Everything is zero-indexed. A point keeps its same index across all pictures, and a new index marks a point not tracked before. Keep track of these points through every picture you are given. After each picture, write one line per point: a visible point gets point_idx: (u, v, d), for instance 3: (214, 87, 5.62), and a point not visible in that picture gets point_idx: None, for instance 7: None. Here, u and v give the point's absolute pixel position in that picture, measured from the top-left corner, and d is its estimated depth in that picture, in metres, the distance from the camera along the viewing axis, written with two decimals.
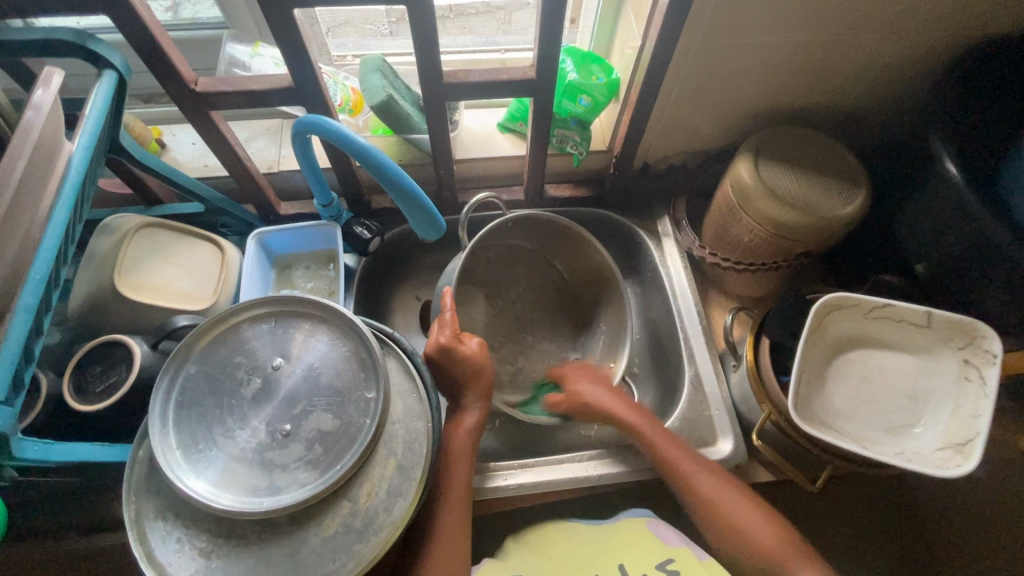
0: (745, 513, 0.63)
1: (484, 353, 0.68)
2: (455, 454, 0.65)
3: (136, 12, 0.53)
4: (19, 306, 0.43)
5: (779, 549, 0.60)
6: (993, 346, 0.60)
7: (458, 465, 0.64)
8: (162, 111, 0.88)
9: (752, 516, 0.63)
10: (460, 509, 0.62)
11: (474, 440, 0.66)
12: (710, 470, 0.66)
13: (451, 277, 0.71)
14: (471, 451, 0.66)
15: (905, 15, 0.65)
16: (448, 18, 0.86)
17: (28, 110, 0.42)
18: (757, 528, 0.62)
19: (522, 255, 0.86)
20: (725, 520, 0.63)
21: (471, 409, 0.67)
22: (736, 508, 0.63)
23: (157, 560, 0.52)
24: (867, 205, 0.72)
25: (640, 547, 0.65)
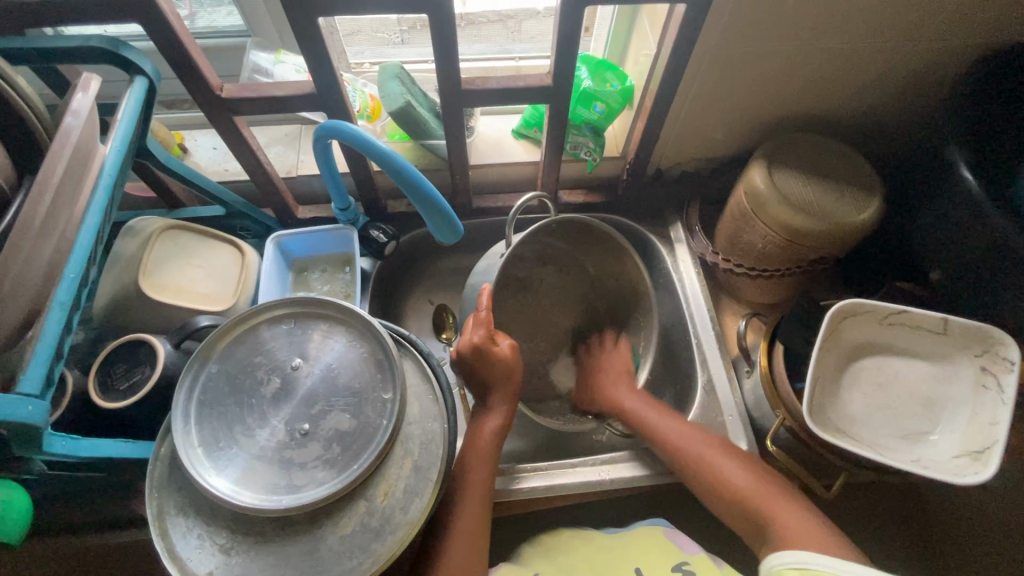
0: (723, 460, 0.65)
1: (516, 355, 0.68)
2: (473, 458, 0.65)
3: (167, 20, 0.55)
4: (55, 302, 0.44)
5: (760, 492, 0.61)
6: (1010, 353, 0.60)
7: (478, 469, 0.65)
8: (185, 116, 0.90)
9: (731, 463, 0.64)
10: (477, 511, 0.62)
11: (497, 442, 0.67)
12: (679, 423, 0.70)
13: (489, 273, 0.70)
14: (492, 455, 0.66)
15: (918, 24, 0.66)
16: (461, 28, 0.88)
17: (67, 115, 0.44)
18: (736, 474, 0.63)
19: (555, 254, 0.86)
20: (699, 466, 0.65)
21: (495, 411, 0.68)
22: (712, 456, 0.65)
23: (178, 556, 0.52)
24: (882, 212, 0.72)
25: (656, 552, 0.65)
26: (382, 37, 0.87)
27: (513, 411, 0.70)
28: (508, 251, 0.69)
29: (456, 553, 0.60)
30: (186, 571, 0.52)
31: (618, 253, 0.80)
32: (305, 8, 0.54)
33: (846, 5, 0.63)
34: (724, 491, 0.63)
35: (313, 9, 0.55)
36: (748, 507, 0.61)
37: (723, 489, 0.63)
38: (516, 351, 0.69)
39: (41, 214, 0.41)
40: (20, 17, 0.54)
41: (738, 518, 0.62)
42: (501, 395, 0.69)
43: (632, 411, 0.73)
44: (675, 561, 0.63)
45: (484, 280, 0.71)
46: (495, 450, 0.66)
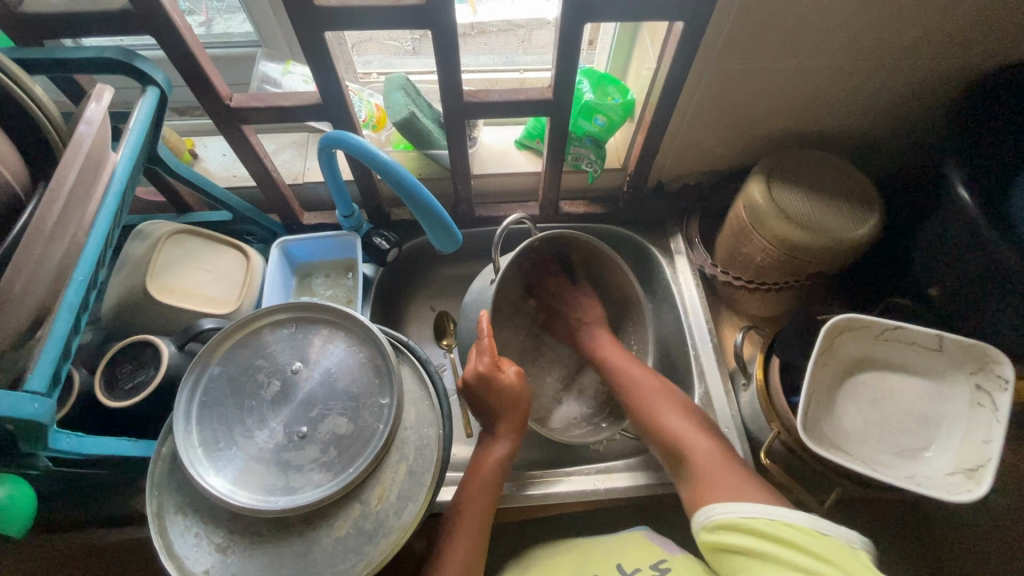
0: (672, 412, 0.69)
1: (522, 383, 0.68)
2: (478, 479, 0.66)
3: (179, 33, 0.57)
4: (63, 304, 0.45)
5: (693, 442, 0.66)
6: (1004, 372, 0.59)
7: (478, 493, 0.65)
8: (196, 123, 0.92)
9: (672, 412, 0.69)
10: (475, 533, 0.63)
11: (502, 470, 0.67)
12: (648, 377, 0.74)
13: (484, 300, 0.71)
14: (494, 481, 0.66)
15: (915, 44, 0.67)
16: (470, 36, 0.90)
17: (81, 124, 0.45)
18: (681, 425, 0.67)
19: (540, 271, 0.87)
20: (655, 418, 0.69)
21: (502, 440, 0.68)
22: (661, 405, 0.70)
23: (175, 554, 0.53)
24: (880, 228, 0.73)
25: (639, 552, 0.65)
26: (396, 45, 0.89)
27: (518, 439, 0.69)
28: (498, 275, 0.69)
29: (451, 559, 0.62)
30: (182, 569, 0.53)
31: (605, 262, 0.81)
32: (312, 22, 0.56)
33: (843, 23, 0.64)
34: (662, 434, 0.68)
35: (319, 24, 0.56)
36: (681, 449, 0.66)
37: (667, 434, 0.67)
38: (522, 379, 0.69)
39: (52, 219, 0.42)
40: (38, 28, 0.56)
41: (671, 459, 0.67)
42: (506, 421, 0.68)
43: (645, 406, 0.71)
44: (655, 559, 0.64)
45: (479, 308, 0.71)
46: (503, 468, 0.67)
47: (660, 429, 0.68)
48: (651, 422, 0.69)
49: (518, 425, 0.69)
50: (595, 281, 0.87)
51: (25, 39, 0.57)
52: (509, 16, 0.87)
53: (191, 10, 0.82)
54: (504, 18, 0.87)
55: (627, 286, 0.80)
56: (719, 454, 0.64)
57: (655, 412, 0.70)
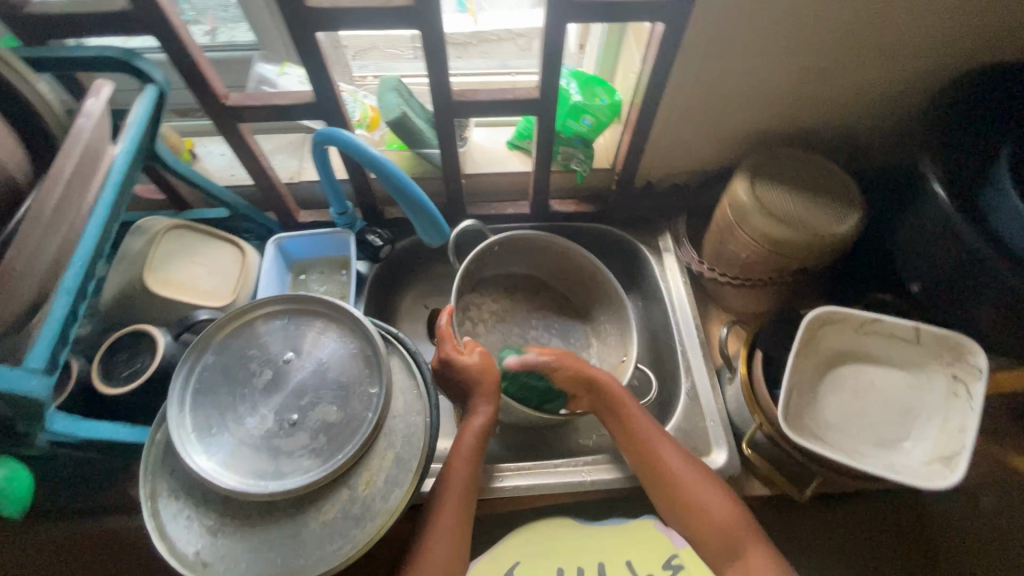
0: (706, 493, 0.65)
1: (487, 360, 0.71)
2: (458, 452, 0.67)
3: (178, 34, 0.59)
4: (61, 288, 0.47)
5: (740, 529, 0.64)
6: (979, 361, 0.61)
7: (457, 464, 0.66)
8: (196, 124, 0.95)
9: (707, 495, 0.65)
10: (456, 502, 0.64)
11: (479, 442, 0.68)
12: (679, 453, 0.68)
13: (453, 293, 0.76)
14: (473, 456, 0.67)
15: (891, 45, 0.69)
16: (472, 44, 0.94)
17: (80, 118, 0.48)
18: (722, 511, 0.64)
19: (520, 281, 0.91)
20: (699, 501, 0.65)
21: (480, 411, 0.69)
22: (704, 487, 0.66)
23: (167, 535, 0.55)
24: (861, 225, 0.74)
25: (646, 546, 0.67)
26: (395, 53, 0.91)
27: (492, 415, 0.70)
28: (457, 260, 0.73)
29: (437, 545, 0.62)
30: (173, 550, 0.54)
31: (568, 254, 0.86)
32: (305, 23, 0.58)
33: (820, 24, 0.66)
34: (696, 518, 0.65)
35: (311, 24, 0.59)
36: (719, 538, 0.64)
37: (704, 519, 0.64)
38: (488, 357, 0.71)
39: (52, 205, 0.44)
40: (43, 28, 0.58)
41: (704, 544, 0.65)
42: (479, 393, 0.69)
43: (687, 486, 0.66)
44: (666, 556, 0.66)
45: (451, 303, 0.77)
46: (483, 433, 0.68)
47: (693, 516, 0.65)
48: (682, 508, 0.66)
49: (494, 399, 0.70)
50: (568, 283, 0.90)
51: (31, 38, 0.59)
52: (509, 25, 0.91)
53: (198, 19, 0.86)
54: (504, 27, 0.91)
55: (596, 270, 0.85)
56: (757, 542, 0.64)
57: (689, 499, 0.65)
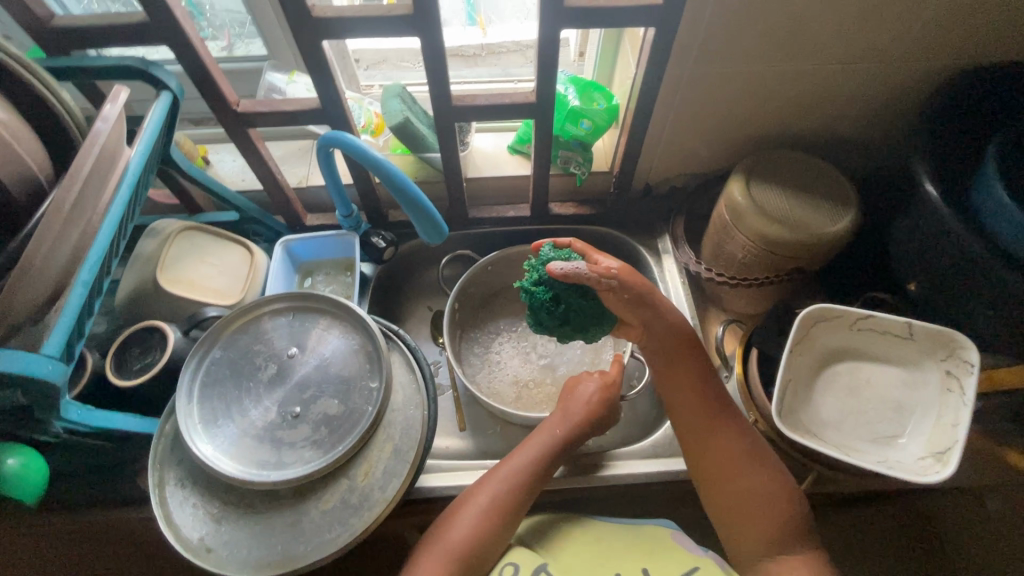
0: (753, 484, 0.61)
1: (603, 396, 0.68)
2: (486, 480, 0.62)
3: (190, 44, 0.62)
4: (78, 281, 0.50)
5: (785, 527, 0.59)
6: (970, 356, 0.62)
7: (497, 486, 0.62)
8: (209, 132, 0.98)
9: (755, 483, 0.61)
10: (480, 520, 0.60)
11: (517, 475, 0.62)
12: (739, 438, 0.63)
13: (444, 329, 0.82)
14: (520, 486, 0.62)
15: (882, 48, 0.70)
16: (482, 56, 0.99)
17: (98, 121, 0.50)
18: (770, 505, 0.60)
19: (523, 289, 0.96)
20: (747, 488, 0.61)
21: (543, 441, 0.65)
22: (753, 473, 0.61)
23: (174, 521, 0.57)
24: (856, 224, 0.75)
25: (665, 555, 0.65)
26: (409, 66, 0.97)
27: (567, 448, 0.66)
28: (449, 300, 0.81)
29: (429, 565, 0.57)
30: (179, 536, 0.56)
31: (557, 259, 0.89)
32: (311, 33, 0.61)
33: (809, 28, 0.68)
34: (740, 505, 0.61)
35: (315, 33, 0.62)
36: (762, 531, 0.59)
37: (749, 510, 0.60)
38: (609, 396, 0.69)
39: (70, 202, 0.47)
40: (66, 40, 0.62)
41: (745, 536, 0.60)
42: (551, 424, 0.67)
43: (736, 469, 0.62)
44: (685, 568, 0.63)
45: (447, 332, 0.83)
46: (541, 463, 0.63)
47: (739, 505, 0.61)
48: (725, 495, 0.62)
49: (568, 432, 0.66)
50: None
51: (55, 49, 0.63)
52: (518, 37, 0.96)
53: (214, 36, 0.91)
54: (512, 39, 0.96)
55: None
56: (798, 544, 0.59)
57: (737, 486, 0.61)
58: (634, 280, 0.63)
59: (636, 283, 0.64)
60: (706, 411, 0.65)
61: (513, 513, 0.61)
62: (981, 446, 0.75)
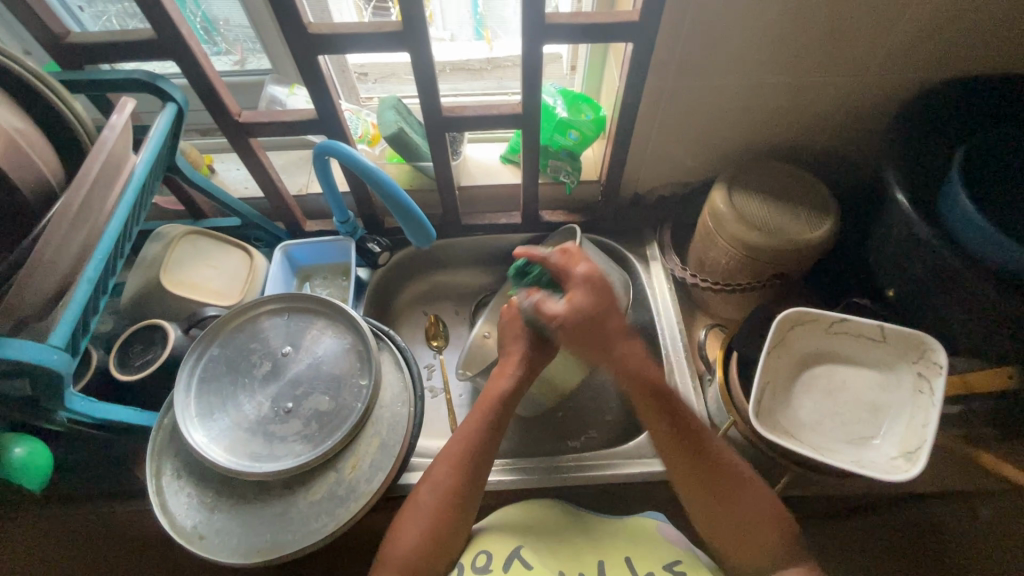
0: (744, 505, 0.61)
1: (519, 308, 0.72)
2: (442, 466, 0.65)
3: (196, 60, 0.66)
4: (83, 278, 0.54)
5: (776, 545, 0.60)
6: (939, 358, 0.64)
7: (433, 489, 0.63)
8: (215, 143, 1.03)
9: (746, 503, 0.61)
10: (423, 525, 0.62)
11: (468, 462, 0.64)
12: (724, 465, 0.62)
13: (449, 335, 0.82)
14: (455, 484, 0.63)
15: (857, 61, 0.73)
16: (485, 70, 1.03)
17: (105, 128, 0.54)
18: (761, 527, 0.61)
19: None
20: (734, 509, 0.61)
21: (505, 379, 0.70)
22: (740, 493, 0.62)
23: (169, 510, 0.60)
24: (835, 232, 0.77)
25: (649, 547, 0.65)
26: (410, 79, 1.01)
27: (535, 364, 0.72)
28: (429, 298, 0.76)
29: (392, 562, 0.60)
30: (174, 523, 0.59)
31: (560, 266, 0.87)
32: (308, 49, 0.65)
33: (782, 43, 0.71)
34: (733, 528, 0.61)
35: (312, 48, 0.65)
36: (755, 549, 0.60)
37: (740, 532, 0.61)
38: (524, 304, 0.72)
39: (78, 204, 0.51)
40: (80, 55, 0.66)
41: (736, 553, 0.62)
42: (478, 412, 0.68)
43: (728, 492, 0.61)
44: (668, 560, 0.64)
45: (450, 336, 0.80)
46: (471, 455, 0.64)
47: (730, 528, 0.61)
48: (719, 517, 0.61)
49: (491, 417, 0.67)
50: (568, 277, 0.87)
51: (69, 63, 0.67)
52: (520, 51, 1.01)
53: (227, 51, 0.96)
54: (514, 52, 1.00)
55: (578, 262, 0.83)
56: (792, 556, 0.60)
57: (721, 513, 0.61)
58: (581, 328, 0.65)
59: (585, 329, 0.65)
60: (691, 438, 0.63)
61: (455, 512, 0.62)
62: (964, 451, 0.76)
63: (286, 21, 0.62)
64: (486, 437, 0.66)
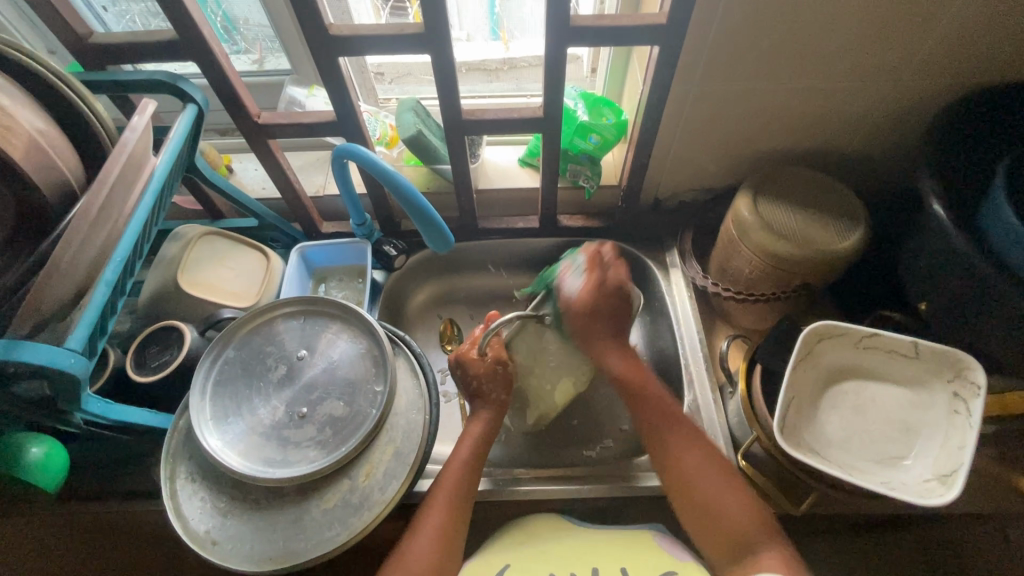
0: (706, 480, 0.64)
1: (469, 350, 0.73)
2: (434, 499, 0.65)
3: (216, 59, 0.66)
4: (102, 280, 0.54)
5: (743, 520, 0.61)
6: (977, 377, 0.61)
7: (420, 534, 0.62)
8: (233, 142, 1.03)
9: (705, 476, 0.64)
10: None
11: (463, 491, 0.66)
12: (692, 449, 0.66)
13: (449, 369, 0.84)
14: (441, 524, 0.63)
15: (891, 66, 0.70)
16: (502, 70, 1.02)
17: (126, 130, 0.54)
18: (730, 504, 0.62)
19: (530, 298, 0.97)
20: (687, 476, 0.65)
21: (479, 419, 0.71)
22: (697, 463, 0.65)
23: (182, 514, 0.60)
24: (865, 242, 0.75)
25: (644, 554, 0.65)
26: (427, 78, 1.00)
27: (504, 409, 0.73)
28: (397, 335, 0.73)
29: None
30: (186, 528, 0.59)
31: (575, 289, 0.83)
32: (328, 50, 0.65)
33: (813, 47, 0.68)
34: (705, 515, 0.63)
35: (333, 50, 0.65)
36: (726, 535, 0.61)
37: (704, 508, 0.63)
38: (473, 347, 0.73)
39: (98, 207, 0.50)
40: (102, 56, 0.66)
41: (708, 536, 0.62)
42: (464, 443, 0.69)
43: (681, 461, 0.66)
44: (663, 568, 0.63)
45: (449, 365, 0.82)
46: (460, 489, 0.66)
47: (702, 516, 0.63)
48: (682, 490, 0.65)
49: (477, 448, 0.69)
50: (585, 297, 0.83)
51: (91, 63, 0.67)
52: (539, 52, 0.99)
53: (245, 50, 0.96)
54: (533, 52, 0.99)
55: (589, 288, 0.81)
56: (767, 539, 0.59)
57: (682, 488, 0.65)
58: (598, 301, 0.72)
59: (599, 303, 0.72)
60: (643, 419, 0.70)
61: (446, 557, 0.62)
62: (1000, 474, 0.73)
63: (307, 22, 0.61)
64: (466, 482, 0.67)
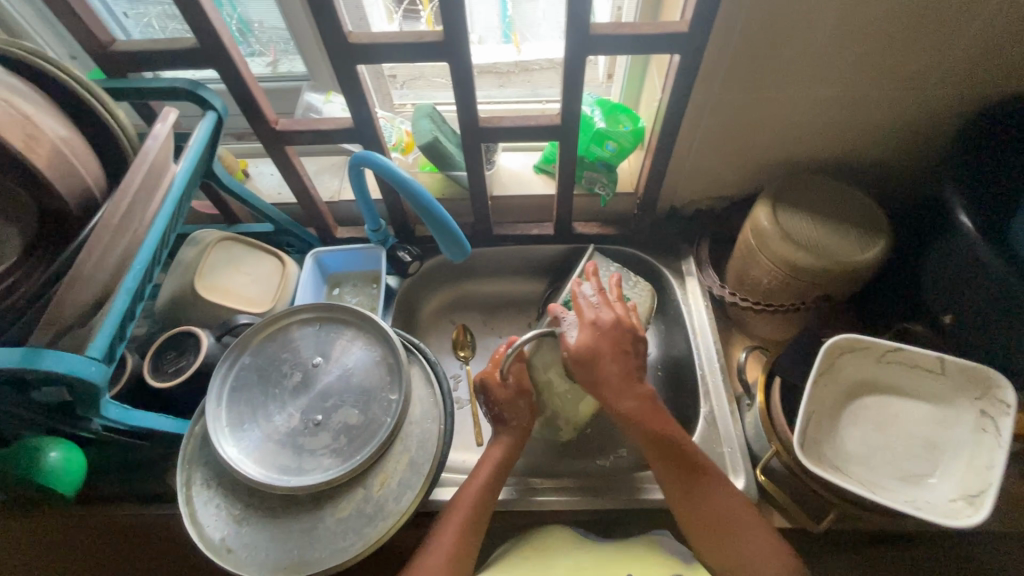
0: (744, 538, 0.60)
1: (494, 375, 0.71)
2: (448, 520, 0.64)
3: (236, 66, 0.66)
4: (122, 288, 0.54)
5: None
6: (1006, 396, 0.59)
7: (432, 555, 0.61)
8: (249, 147, 1.04)
9: (745, 536, 0.60)
10: None
11: (480, 510, 0.65)
12: (725, 498, 0.63)
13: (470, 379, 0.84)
14: (454, 547, 0.62)
15: (917, 74, 0.69)
16: (516, 73, 1.01)
17: (148, 139, 0.54)
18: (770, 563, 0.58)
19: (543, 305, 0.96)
20: (725, 535, 0.61)
21: (500, 441, 0.70)
22: (734, 522, 0.61)
23: (197, 520, 0.60)
24: (888, 253, 0.73)
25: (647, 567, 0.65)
26: (442, 82, 1.00)
27: (529, 432, 0.72)
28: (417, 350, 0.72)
29: None
30: (201, 534, 0.59)
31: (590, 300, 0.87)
32: (347, 57, 0.65)
33: (836, 55, 0.67)
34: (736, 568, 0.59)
35: (352, 57, 0.65)
36: None
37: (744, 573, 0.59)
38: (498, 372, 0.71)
39: (119, 215, 0.50)
40: (123, 63, 0.67)
41: None
42: (484, 463, 0.68)
43: (719, 519, 0.62)
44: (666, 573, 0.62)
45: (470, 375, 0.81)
46: (475, 511, 0.65)
47: (729, 562, 0.60)
48: (721, 551, 0.61)
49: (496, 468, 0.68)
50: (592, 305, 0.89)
51: (112, 70, 0.68)
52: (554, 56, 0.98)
53: (262, 53, 0.97)
54: (548, 56, 0.98)
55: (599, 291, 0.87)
56: None
57: (721, 547, 0.61)
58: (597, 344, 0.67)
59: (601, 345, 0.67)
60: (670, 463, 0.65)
61: None
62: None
63: (327, 30, 0.62)
64: (484, 505, 0.66)
